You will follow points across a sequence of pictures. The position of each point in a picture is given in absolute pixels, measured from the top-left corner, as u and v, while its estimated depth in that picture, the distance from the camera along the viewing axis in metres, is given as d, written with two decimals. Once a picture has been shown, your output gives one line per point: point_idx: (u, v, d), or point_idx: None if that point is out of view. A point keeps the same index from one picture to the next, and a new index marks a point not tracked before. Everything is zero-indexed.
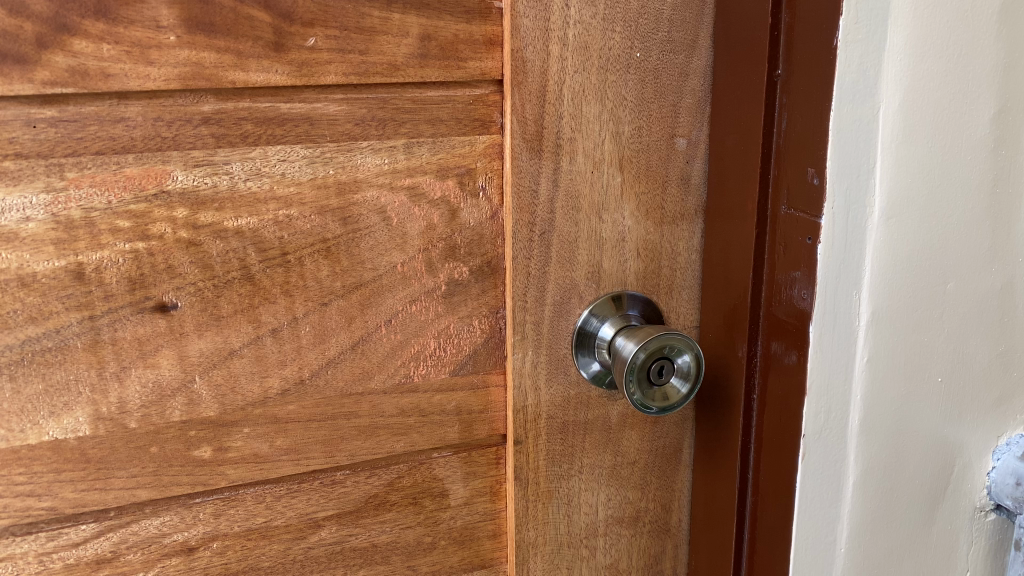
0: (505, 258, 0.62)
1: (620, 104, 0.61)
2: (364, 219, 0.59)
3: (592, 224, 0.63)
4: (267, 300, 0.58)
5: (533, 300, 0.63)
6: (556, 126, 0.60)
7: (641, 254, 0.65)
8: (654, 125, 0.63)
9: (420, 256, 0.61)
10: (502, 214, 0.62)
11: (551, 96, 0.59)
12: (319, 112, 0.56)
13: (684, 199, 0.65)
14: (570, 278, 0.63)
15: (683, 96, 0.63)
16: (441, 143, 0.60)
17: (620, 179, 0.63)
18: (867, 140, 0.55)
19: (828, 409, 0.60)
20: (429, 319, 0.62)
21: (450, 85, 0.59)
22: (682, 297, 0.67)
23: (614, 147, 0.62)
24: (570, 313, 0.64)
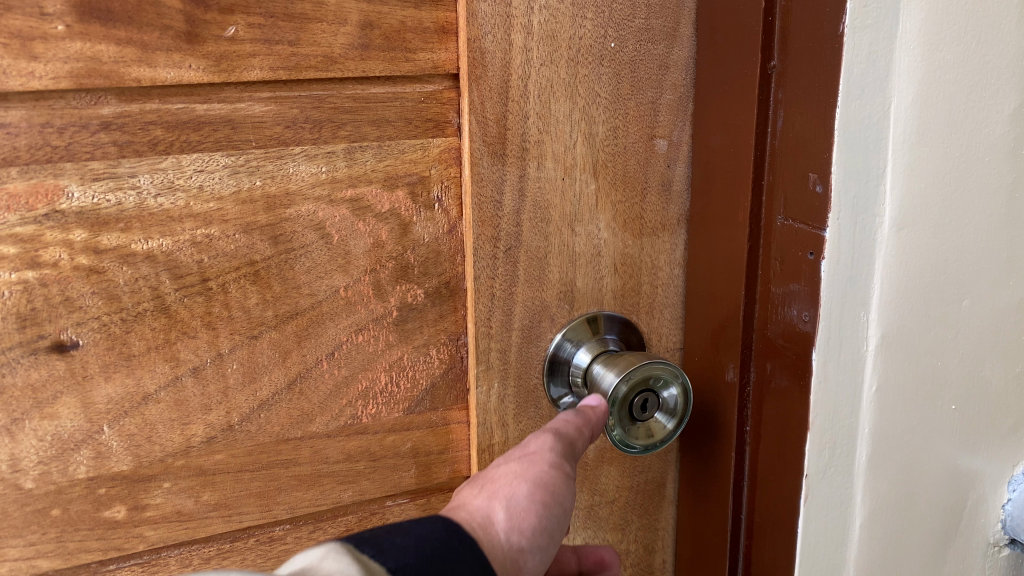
0: (467, 278, 0.55)
1: (593, 102, 0.54)
2: (299, 238, 0.50)
3: (563, 238, 0.56)
4: (186, 334, 0.49)
5: (498, 325, 0.55)
6: (521, 127, 0.52)
7: (619, 270, 0.58)
8: (632, 125, 0.55)
9: (367, 278, 0.53)
10: (462, 227, 0.54)
11: (514, 92, 0.52)
12: (242, 113, 0.48)
13: (665, 207, 0.58)
14: (539, 299, 0.56)
15: (663, 91, 0.55)
16: (389, 148, 0.52)
17: (595, 187, 0.55)
18: (877, 142, 0.48)
19: (833, 444, 0.53)
20: (380, 350, 0.54)
21: (398, 80, 0.51)
22: (664, 316, 0.60)
23: (587, 151, 0.54)
24: (541, 338, 0.57)
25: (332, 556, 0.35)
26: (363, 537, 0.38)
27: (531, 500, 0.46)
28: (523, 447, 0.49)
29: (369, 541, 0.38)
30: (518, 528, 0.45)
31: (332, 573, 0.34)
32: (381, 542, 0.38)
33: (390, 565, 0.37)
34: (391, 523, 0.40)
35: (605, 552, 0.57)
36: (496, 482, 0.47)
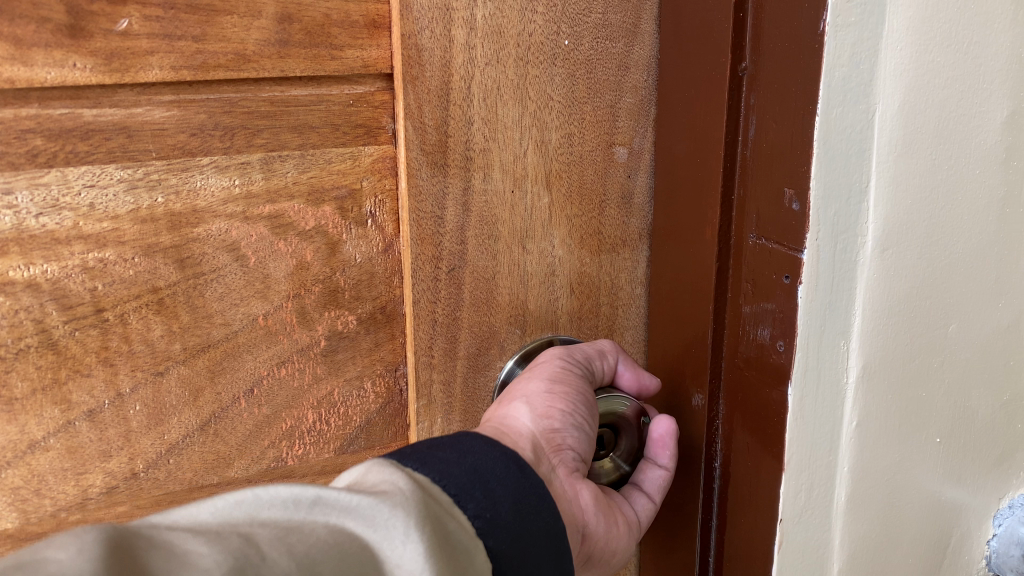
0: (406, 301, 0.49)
1: (545, 105, 0.48)
2: (209, 260, 0.45)
3: (513, 255, 0.50)
4: (78, 373, 0.43)
5: (441, 353, 0.50)
6: (465, 133, 0.47)
7: (576, 290, 0.53)
8: (589, 132, 0.50)
9: (290, 304, 0.47)
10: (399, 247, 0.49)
11: (456, 94, 0.46)
12: (139, 120, 0.41)
13: (626, 221, 0.53)
14: (487, 324, 0.51)
15: (623, 94, 0.50)
16: (313, 158, 0.46)
17: (548, 200, 0.50)
18: (858, 154, 0.43)
19: (810, 486, 0.47)
20: (306, 385, 0.49)
21: (323, 81, 0.45)
22: (625, 339, 0.56)
23: (539, 160, 0.49)
24: (490, 367, 0.52)
25: (375, 470, 0.35)
26: (405, 453, 0.38)
27: (549, 390, 0.47)
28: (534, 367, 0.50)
29: (412, 455, 0.38)
30: (545, 410, 0.46)
31: (377, 481, 0.34)
32: (424, 456, 0.38)
33: (433, 475, 0.36)
34: (434, 439, 0.40)
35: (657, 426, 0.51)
36: (513, 393, 0.48)
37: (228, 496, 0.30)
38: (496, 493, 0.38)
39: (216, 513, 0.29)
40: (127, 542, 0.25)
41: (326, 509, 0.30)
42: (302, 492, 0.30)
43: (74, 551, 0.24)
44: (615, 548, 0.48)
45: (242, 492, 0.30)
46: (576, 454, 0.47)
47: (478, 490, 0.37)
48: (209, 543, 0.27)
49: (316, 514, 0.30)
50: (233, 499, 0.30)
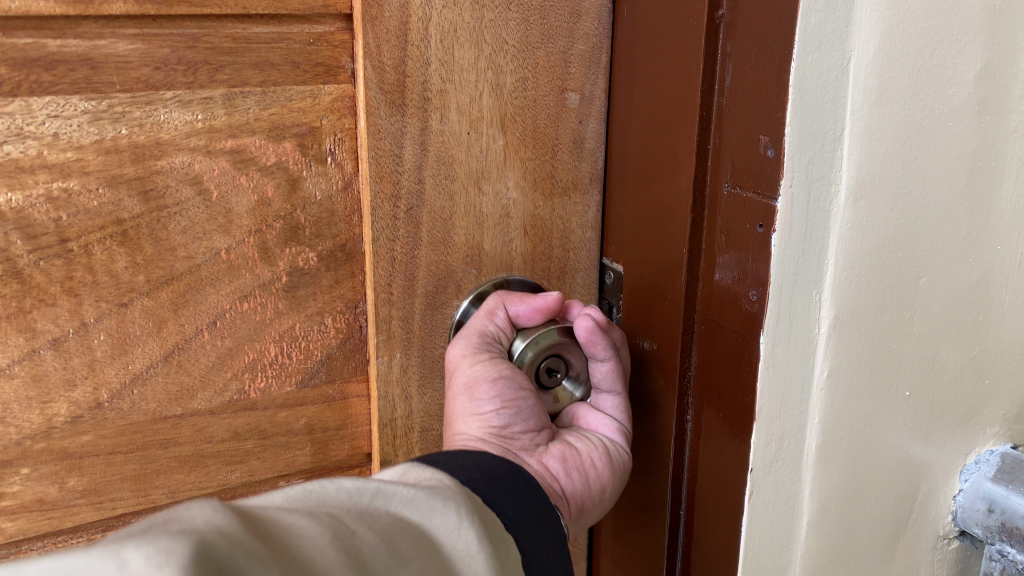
0: (364, 240, 0.52)
1: (500, 50, 0.51)
2: (172, 193, 0.47)
3: (469, 196, 0.54)
4: (43, 303, 0.45)
5: (400, 290, 0.53)
6: (422, 74, 0.50)
7: (528, 232, 0.56)
8: (542, 77, 0.53)
9: (251, 240, 0.50)
10: (358, 184, 0.52)
11: (415, 34, 0.49)
12: (104, 52, 0.43)
13: (577, 165, 0.56)
14: (443, 262, 0.54)
15: (575, 41, 0.53)
16: (274, 94, 0.48)
17: (503, 143, 0.53)
18: (833, 102, 0.43)
19: (781, 436, 0.48)
20: (268, 319, 0.52)
21: (284, 20, 0.47)
22: (576, 280, 0.59)
23: (494, 103, 0.52)
24: (446, 306, 0.55)
25: (411, 471, 0.42)
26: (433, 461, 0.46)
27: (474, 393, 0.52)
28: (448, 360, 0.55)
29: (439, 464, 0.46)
30: (478, 414, 0.52)
31: (421, 477, 0.41)
32: (450, 463, 0.46)
33: (463, 478, 0.45)
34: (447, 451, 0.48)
35: (579, 322, 0.52)
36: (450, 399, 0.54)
37: (296, 487, 0.34)
38: (512, 497, 0.46)
39: (289, 498, 0.33)
40: (240, 514, 0.30)
41: (387, 498, 0.36)
42: (364, 484, 0.36)
43: (206, 512, 0.28)
44: (603, 488, 0.54)
45: (307, 485, 0.34)
46: (529, 429, 0.54)
47: (498, 491, 0.45)
48: (306, 519, 0.31)
49: (378, 500, 0.35)
50: (302, 490, 0.34)
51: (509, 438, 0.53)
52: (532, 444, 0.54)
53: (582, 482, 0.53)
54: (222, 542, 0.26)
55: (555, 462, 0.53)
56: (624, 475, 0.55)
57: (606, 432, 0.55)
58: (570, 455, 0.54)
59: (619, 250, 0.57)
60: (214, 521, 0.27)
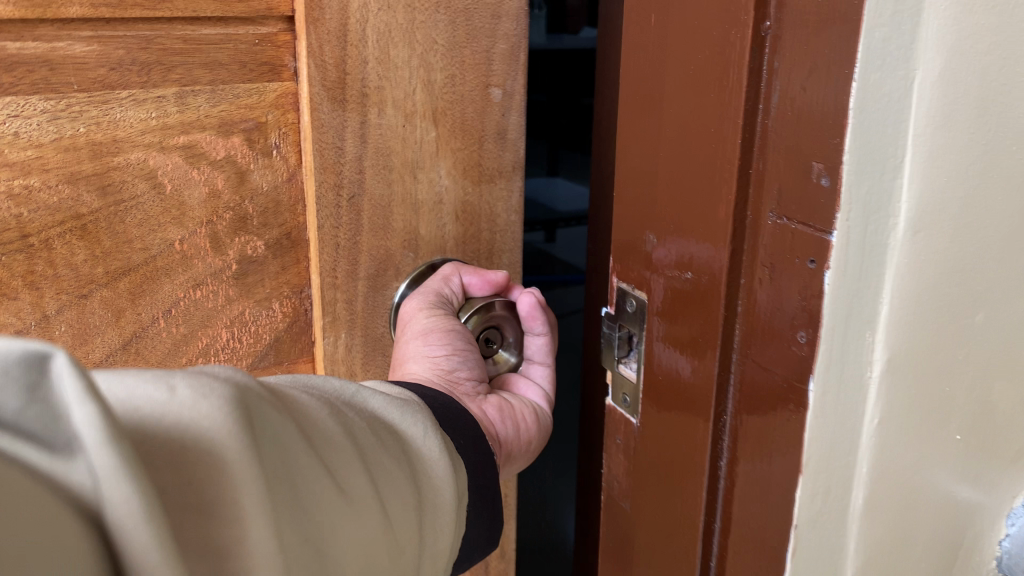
0: (307, 227, 0.69)
1: (430, 49, 0.68)
2: (128, 189, 0.61)
3: (407, 184, 0.71)
4: (8, 295, 0.58)
5: (343, 275, 0.70)
6: (362, 72, 0.66)
7: (460, 217, 0.74)
8: (467, 74, 0.70)
9: (204, 230, 0.64)
10: (300, 175, 0.67)
11: (353, 36, 0.65)
12: (61, 53, 0.56)
13: (500, 154, 0.74)
14: (384, 246, 0.71)
15: (495, 40, 0.70)
16: (222, 92, 0.62)
17: (434, 134, 0.70)
18: (896, 125, 0.38)
19: (827, 491, 0.43)
20: (219, 306, 0.67)
21: (231, 23, 0.61)
22: (504, 258, 0.78)
23: (426, 97, 0.69)
24: (387, 287, 0.73)
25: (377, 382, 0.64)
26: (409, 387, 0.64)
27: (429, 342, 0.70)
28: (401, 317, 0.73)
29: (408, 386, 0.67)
30: (432, 359, 0.70)
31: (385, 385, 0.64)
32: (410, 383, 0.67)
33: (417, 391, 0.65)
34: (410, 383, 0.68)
35: (524, 300, 0.75)
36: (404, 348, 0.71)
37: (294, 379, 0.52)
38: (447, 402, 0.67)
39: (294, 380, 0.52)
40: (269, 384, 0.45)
41: (363, 395, 0.56)
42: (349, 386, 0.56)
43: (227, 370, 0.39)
44: (528, 435, 0.75)
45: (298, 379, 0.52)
46: (469, 377, 0.73)
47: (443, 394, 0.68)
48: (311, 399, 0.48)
49: (358, 397, 0.55)
50: (295, 379, 0.52)
51: (455, 381, 0.72)
52: (471, 389, 0.73)
53: (513, 427, 0.73)
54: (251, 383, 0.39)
55: (491, 405, 0.73)
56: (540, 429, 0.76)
57: (533, 394, 0.79)
58: (505, 405, 0.74)
59: (637, 276, 0.53)
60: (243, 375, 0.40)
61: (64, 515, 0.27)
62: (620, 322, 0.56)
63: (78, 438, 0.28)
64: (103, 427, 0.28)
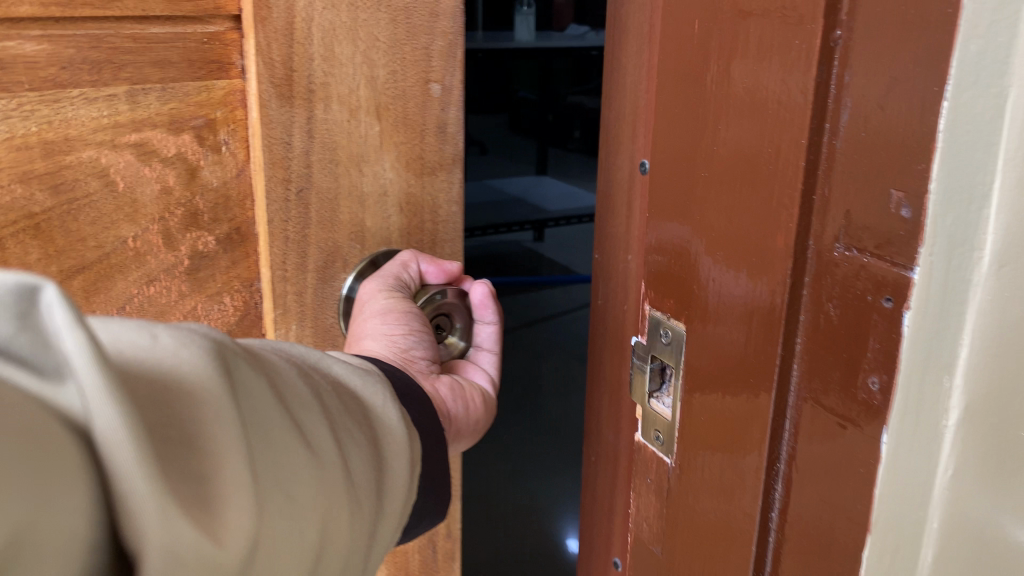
0: (258, 222, 0.59)
1: (372, 46, 0.58)
2: (82, 186, 0.50)
3: (352, 178, 0.61)
4: None
5: (293, 267, 0.61)
6: (307, 68, 0.57)
7: (404, 209, 0.64)
8: (409, 70, 0.60)
9: (156, 227, 0.54)
10: (250, 171, 0.58)
11: (300, 34, 0.56)
12: (11, 51, 0.45)
13: (441, 147, 0.64)
14: (331, 239, 0.62)
15: (434, 38, 0.61)
16: (173, 90, 0.52)
17: (378, 129, 0.61)
18: (990, 147, 0.32)
19: (898, 551, 0.38)
20: (173, 301, 0.56)
21: (178, 21, 0.52)
22: (445, 249, 0.67)
23: (370, 93, 0.59)
24: (335, 279, 0.63)
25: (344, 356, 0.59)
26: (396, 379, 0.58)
27: (385, 320, 0.61)
28: (354, 297, 0.63)
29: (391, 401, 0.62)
30: (387, 338, 0.61)
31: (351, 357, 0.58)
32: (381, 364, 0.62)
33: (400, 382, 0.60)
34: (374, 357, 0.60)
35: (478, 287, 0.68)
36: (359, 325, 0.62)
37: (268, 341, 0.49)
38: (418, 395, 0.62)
39: (268, 344, 0.48)
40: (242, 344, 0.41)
41: (334, 359, 0.52)
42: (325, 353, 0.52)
43: (205, 328, 0.36)
44: (476, 419, 0.66)
45: (273, 343, 0.49)
46: (425, 359, 0.64)
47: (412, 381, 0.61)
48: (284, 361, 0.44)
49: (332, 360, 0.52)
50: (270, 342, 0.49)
51: (411, 361, 0.62)
52: (426, 372, 0.64)
53: (464, 410, 0.65)
54: (226, 342, 0.36)
55: (447, 388, 0.64)
56: (486, 417, 0.68)
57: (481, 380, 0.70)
58: (457, 388, 0.65)
59: (677, 307, 0.48)
60: (220, 333, 0.37)
61: (62, 440, 0.23)
62: (652, 354, 0.51)
63: (67, 357, 0.24)
64: (98, 358, 0.24)
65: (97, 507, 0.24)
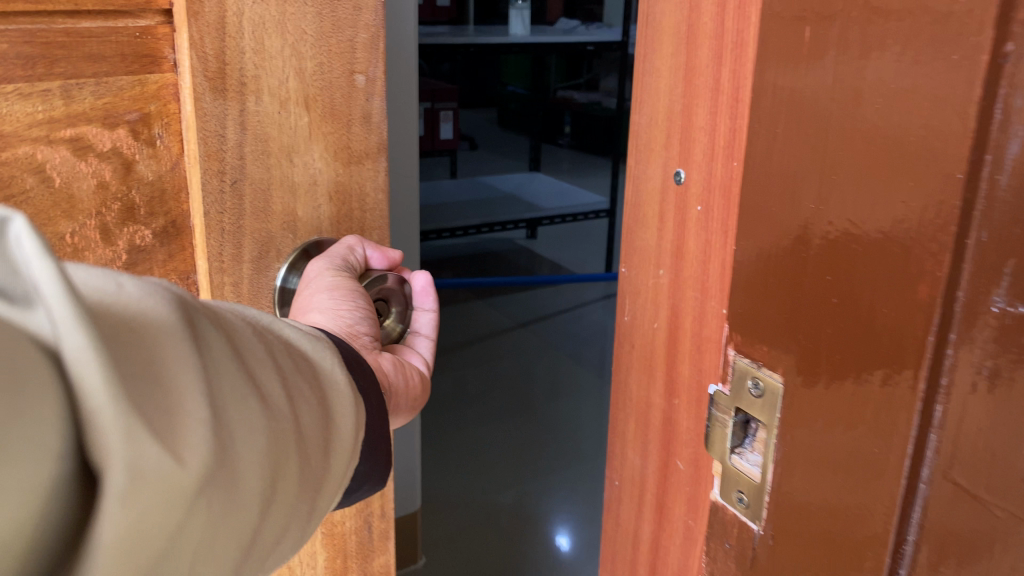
0: (194, 215, 0.60)
1: (302, 39, 0.59)
2: (16, 182, 0.52)
3: (283, 169, 0.62)
4: None
5: (229, 258, 0.61)
6: (239, 62, 0.57)
7: (333, 198, 0.65)
8: (335, 62, 0.61)
9: (92, 222, 0.56)
10: (184, 164, 0.59)
11: (230, 28, 0.56)
12: None
13: (367, 137, 0.65)
14: (265, 229, 0.62)
15: (358, 31, 0.62)
16: (106, 85, 0.54)
17: (307, 119, 0.62)
18: None
19: None
20: None
21: (109, 16, 0.53)
22: (375, 237, 0.68)
23: (298, 86, 0.60)
24: (270, 269, 0.64)
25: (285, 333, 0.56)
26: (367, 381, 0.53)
27: (333, 295, 0.61)
28: (302, 277, 0.63)
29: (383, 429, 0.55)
30: (335, 312, 0.60)
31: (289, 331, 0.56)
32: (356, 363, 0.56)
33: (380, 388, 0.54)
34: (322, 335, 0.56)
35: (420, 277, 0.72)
36: (303, 299, 0.61)
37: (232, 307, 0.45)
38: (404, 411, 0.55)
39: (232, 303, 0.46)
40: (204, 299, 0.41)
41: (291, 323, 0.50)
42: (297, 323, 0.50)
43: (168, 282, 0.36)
44: (412, 395, 0.66)
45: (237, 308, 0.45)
46: (367, 335, 0.63)
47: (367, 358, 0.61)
48: (245, 320, 0.43)
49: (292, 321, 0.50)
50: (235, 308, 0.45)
51: (355, 336, 0.61)
52: (367, 348, 0.63)
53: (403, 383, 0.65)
54: (188, 296, 0.37)
55: (388, 363, 0.63)
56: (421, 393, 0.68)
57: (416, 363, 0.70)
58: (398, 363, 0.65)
59: (775, 356, 0.42)
60: (182, 289, 0.36)
61: (37, 365, 0.26)
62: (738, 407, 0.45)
63: (38, 287, 0.26)
64: (67, 293, 0.26)
65: (68, 434, 0.26)
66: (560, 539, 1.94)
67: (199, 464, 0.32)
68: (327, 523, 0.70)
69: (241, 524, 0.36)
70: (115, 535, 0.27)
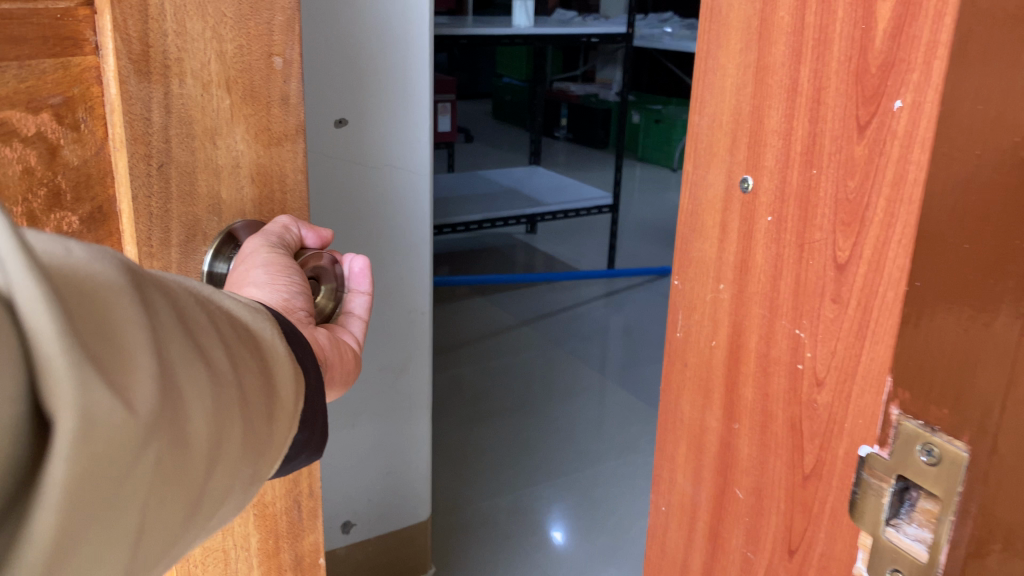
0: (121, 200, 0.54)
1: (222, 21, 0.55)
2: None
3: (207, 151, 0.57)
4: None
5: (158, 243, 0.56)
6: (162, 44, 0.52)
7: (256, 179, 0.60)
8: (253, 44, 0.57)
9: (18, 209, 0.50)
10: (111, 150, 0.54)
11: (154, 10, 0.51)
12: None
13: (286, 118, 0.60)
14: (191, 213, 0.57)
15: (275, 14, 0.57)
16: (30, 68, 0.48)
17: (229, 102, 0.57)
18: None
19: None
20: None
21: None
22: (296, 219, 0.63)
23: (221, 68, 0.55)
24: (197, 253, 0.58)
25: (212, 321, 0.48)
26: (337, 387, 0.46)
27: (268, 269, 0.56)
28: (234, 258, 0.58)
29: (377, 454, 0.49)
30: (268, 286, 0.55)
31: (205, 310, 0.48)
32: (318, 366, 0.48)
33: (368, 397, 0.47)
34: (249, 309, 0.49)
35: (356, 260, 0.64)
36: (234, 277, 0.56)
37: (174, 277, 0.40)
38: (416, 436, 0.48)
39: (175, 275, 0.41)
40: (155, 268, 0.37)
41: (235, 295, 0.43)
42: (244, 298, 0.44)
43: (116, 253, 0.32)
44: (346, 371, 0.60)
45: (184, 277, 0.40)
46: (303, 309, 0.57)
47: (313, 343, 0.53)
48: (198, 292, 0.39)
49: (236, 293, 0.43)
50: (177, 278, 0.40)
51: (290, 309, 0.56)
52: (302, 322, 0.57)
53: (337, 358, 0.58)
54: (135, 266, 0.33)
55: (322, 336, 0.58)
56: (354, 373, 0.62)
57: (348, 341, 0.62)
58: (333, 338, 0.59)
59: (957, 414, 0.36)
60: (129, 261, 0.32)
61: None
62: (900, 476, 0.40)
63: None
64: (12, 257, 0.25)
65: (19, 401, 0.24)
66: (554, 532, 1.87)
67: (139, 408, 0.29)
68: (258, 503, 0.63)
69: (196, 478, 0.34)
70: (63, 474, 0.25)
